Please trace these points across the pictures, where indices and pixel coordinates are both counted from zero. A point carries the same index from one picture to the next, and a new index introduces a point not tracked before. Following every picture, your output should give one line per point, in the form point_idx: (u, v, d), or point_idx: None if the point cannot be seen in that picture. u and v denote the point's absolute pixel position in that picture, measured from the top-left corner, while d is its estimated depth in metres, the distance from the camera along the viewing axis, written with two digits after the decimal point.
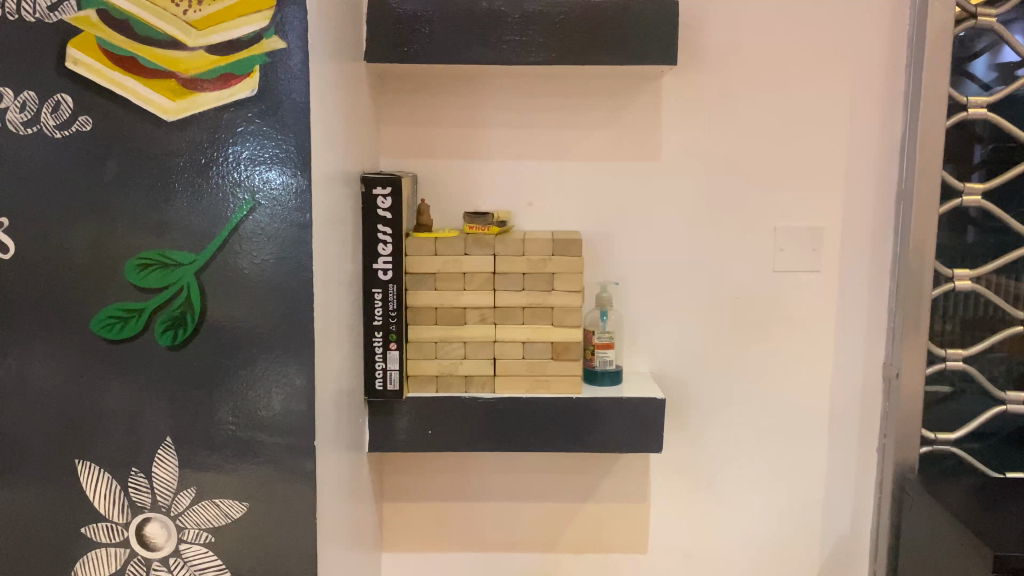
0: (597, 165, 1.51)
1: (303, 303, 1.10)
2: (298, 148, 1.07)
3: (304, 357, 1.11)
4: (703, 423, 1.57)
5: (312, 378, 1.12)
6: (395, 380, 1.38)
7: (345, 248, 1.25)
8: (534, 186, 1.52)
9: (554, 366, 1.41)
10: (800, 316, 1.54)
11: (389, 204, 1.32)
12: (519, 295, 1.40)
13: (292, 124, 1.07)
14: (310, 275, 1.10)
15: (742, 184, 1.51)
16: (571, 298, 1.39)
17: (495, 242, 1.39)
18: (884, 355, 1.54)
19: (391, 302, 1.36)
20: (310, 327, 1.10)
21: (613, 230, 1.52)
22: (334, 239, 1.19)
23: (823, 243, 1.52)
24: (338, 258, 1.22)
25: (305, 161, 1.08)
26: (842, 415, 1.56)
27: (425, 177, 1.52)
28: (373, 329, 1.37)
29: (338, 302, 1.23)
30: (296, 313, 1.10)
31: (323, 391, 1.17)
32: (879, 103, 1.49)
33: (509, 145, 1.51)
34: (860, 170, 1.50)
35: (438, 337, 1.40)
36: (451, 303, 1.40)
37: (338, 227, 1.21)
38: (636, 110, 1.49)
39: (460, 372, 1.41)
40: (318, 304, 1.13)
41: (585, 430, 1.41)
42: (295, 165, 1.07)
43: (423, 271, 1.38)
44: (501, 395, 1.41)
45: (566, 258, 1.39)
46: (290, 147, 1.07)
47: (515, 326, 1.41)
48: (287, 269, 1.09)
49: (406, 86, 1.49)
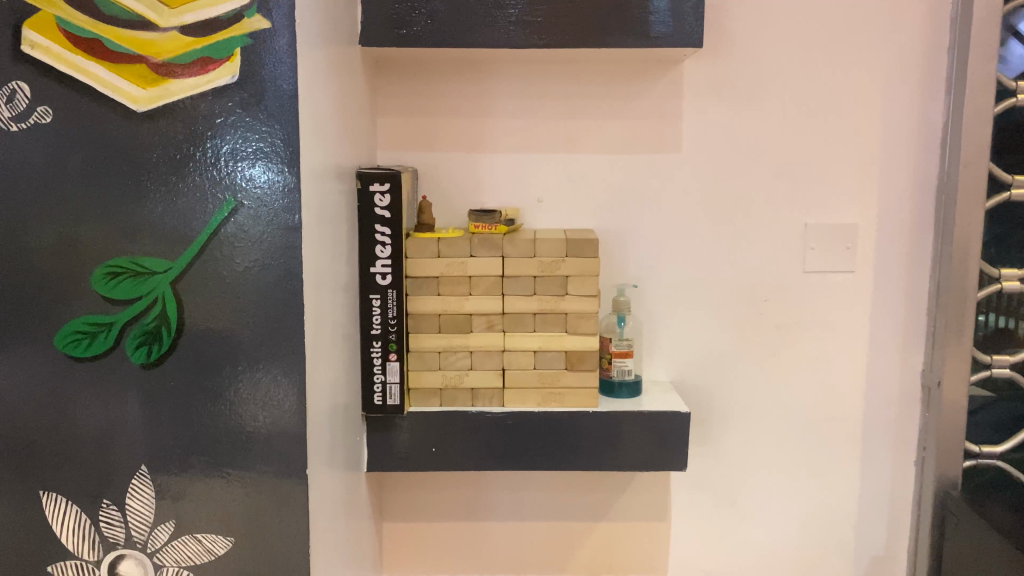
0: (613, 158, 1.39)
1: (292, 314, 0.98)
2: (286, 141, 0.95)
3: (294, 375, 0.99)
4: (727, 435, 1.46)
5: (305, 398, 1.01)
6: (395, 395, 1.26)
7: (339, 251, 1.13)
8: (544, 181, 1.40)
9: (568, 377, 1.30)
10: (833, 320, 1.42)
11: (388, 202, 1.21)
12: (529, 300, 1.28)
13: (278, 114, 0.95)
14: (299, 283, 0.98)
15: (770, 178, 1.39)
16: (586, 303, 1.27)
17: (503, 242, 1.27)
18: (923, 361, 1.43)
19: (391, 309, 1.24)
20: (300, 341, 0.99)
21: (630, 228, 1.40)
22: (328, 242, 1.08)
23: (858, 241, 1.40)
24: (331, 262, 1.09)
25: (293, 155, 0.96)
26: (877, 426, 1.45)
27: (426, 172, 1.40)
28: (370, 339, 1.25)
29: (331, 312, 1.11)
30: (285, 326, 0.98)
31: (316, 411, 1.06)
32: (919, 89, 1.37)
33: (517, 136, 1.39)
34: (897, 162, 1.38)
35: (442, 347, 1.29)
36: (455, 310, 1.28)
37: (331, 229, 1.09)
38: (655, 98, 1.37)
39: (466, 384, 1.30)
40: (309, 315, 1.01)
41: (603, 447, 1.30)
42: (281, 160, 0.95)
43: (424, 275, 1.27)
44: (511, 409, 1.30)
45: (580, 260, 1.26)
46: (276, 139, 0.95)
47: (525, 334, 1.29)
48: (273, 277, 0.97)
49: (404, 73, 1.37)
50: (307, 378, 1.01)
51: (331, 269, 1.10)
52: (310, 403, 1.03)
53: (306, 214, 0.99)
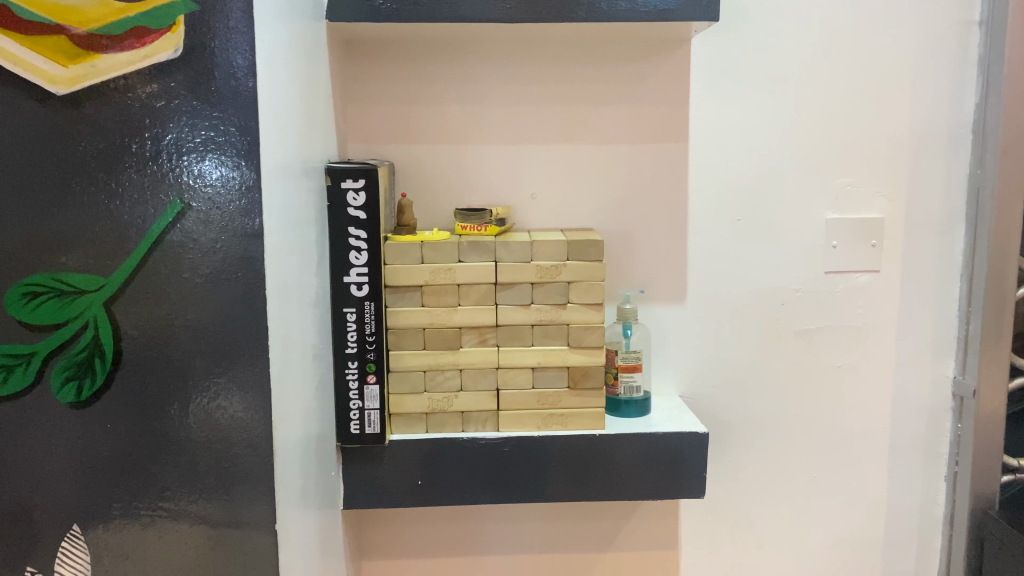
0: (614, 149, 1.24)
1: (253, 340, 0.81)
2: (242, 129, 0.78)
3: (257, 414, 0.83)
4: (744, 455, 1.32)
5: (272, 440, 0.84)
6: (375, 422, 1.11)
7: (308, 259, 0.97)
8: (537, 177, 1.25)
9: (571, 397, 1.15)
10: (857, 325, 1.29)
11: (363, 201, 1.05)
12: (527, 311, 1.13)
13: (231, 96, 0.78)
14: (262, 302, 0.81)
15: (787, 169, 1.25)
16: (590, 312, 1.13)
17: (495, 244, 1.11)
18: (954, 368, 1.30)
19: (368, 324, 1.09)
20: (263, 370, 0.82)
21: (634, 228, 1.26)
22: (296, 250, 0.92)
23: (884, 236, 1.27)
24: (299, 274, 0.93)
25: (250, 146, 0.78)
26: (906, 440, 1.32)
27: (404, 167, 1.24)
28: (345, 360, 1.09)
29: (300, 333, 0.94)
30: (245, 352, 0.81)
31: (286, 453, 0.89)
32: (949, 69, 1.24)
33: (507, 126, 1.23)
34: (925, 151, 1.26)
35: (428, 366, 1.13)
36: (442, 323, 1.12)
37: (298, 234, 0.93)
38: (661, 81, 1.23)
39: (456, 407, 1.14)
40: (275, 337, 0.84)
41: (611, 474, 1.15)
42: (236, 152, 0.78)
43: (407, 284, 1.11)
44: (508, 435, 1.15)
45: (583, 264, 1.11)
46: (230, 126, 0.78)
47: (523, 349, 1.14)
48: (231, 295, 0.80)
49: (377, 55, 1.21)
50: (274, 416, 0.84)
51: (299, 283, 0.93)
52: (280, 445, 0.86)
53: (269, 219, 0.82)
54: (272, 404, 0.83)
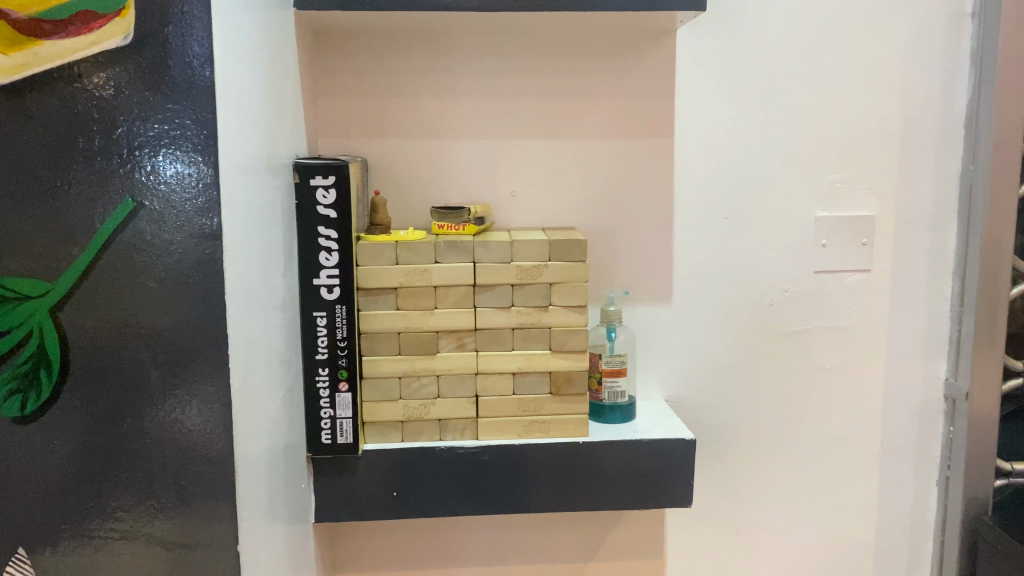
0: (597, 144, 1.20)
1: (214, 349, 0.75)
2: (199, 123, 0.72)
3: (220, 429, 0.76)
4: (731, 460, 1.28)
5: (236, 457, 0.78)
6: (347, 432, 1.05)
7: (274, 260, 0.91)
8: (517, 173, 1.20)
9: (554, 403, 1.10)
10: (847, 325, 1.25)
11: (333, 199, 1.00)
12: (507, 313, 1.08)
13: (187, 87, 0.71)
14: (224, 310, 0.75)
15: (776, 165, 1.21)
16: (572, 314, 1.08)
17: (474, 244, 1.06)
18: (946, 370, 1.27)
19: (340, 329, 1.03)
20: (225, 383, 0.76)
21: (618, 226, 1.21)
22: (262, 251, 0.86)
23: (874, 234, 1.23)
24: (264, 277, 0.87)
25: (208, 141, 0.72)
26: (897, 443, 1.29)
27: (378, 163, 1.18)
28: (315, 367, 1.04)
29: (267, 341, 0.88)
30: (204, 363, 0.75)
31: (252, 471, 0.82)
32: (941, 62, 1.20)
33: (485, 120, 1.18)
34: (917, 146, 1.22)
35: (403, 372, 1.08)
36: (418, 327, 1.07)
37: (263, 235, 0.87)
38: (645, 73, 1.18)
39: (433, 414, 1.09)
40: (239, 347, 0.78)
41: (595, 483, 1.11)
42: (193, 148, 0.72)
43: (381, 286, 1.06)
44: (487, 443, 1.09)
45: (566, 264, 1.07)
46: (186, 119, 0.72)
47: (503, 354, 1.08)
48: (189, 301, 0.74)
49: (348, 45, 1.16)
50: (239, 431, 0.78)
51: (264, 286, 0.87)
52: (245, 462, 0.79)
53: (232, 219, 0.75)
54: (236, 419, 0.77)
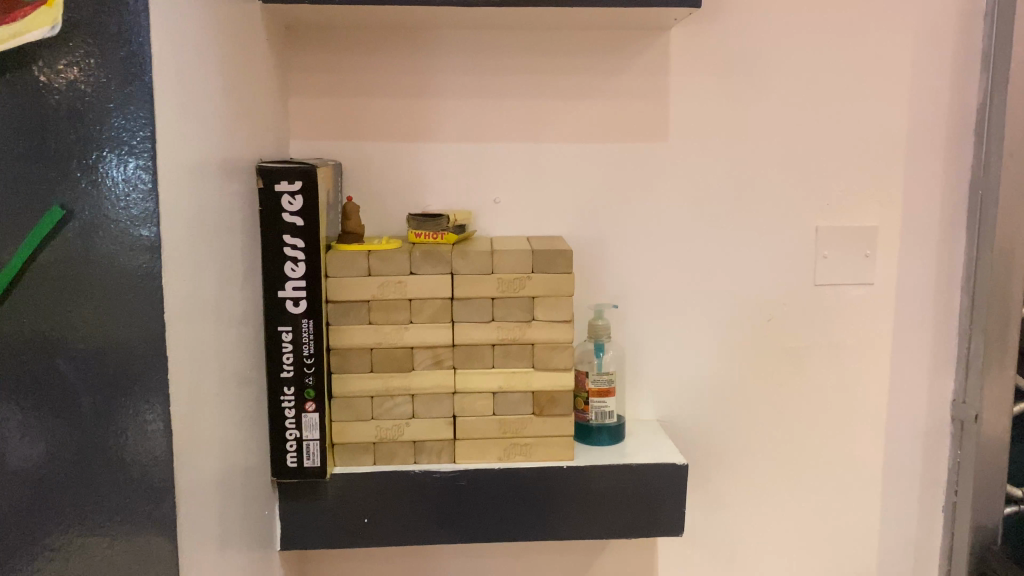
0: (585, 148, 1.13)
1: (150, 374, 0.66)
2: (131, 119, 0.63)
3: (154, 465, 0.67)
4: (727, 484, 1.21)
5: (174, 497, 0.68)
6: (314, 455, 0.99)
7: (229, 271, 0.83)
8: (500, 178, 1.13)
9: (536, 425, 1.03)
10: (849, 341, 1.19)
11: (299, 206, 0.93)
12: (486, 329, 1.01)
13: (120, 78, 0.62)
14: (161, 330, 0.66)
15: (774, 171, 1.15)
16: (557, 330, 1.01)
17: (451, 254, 0.99)
18: (953, 389, 1.20)
19: (306, 345, 0.96)
20: (164, 412, 0.67)
21: (607, 235, 1.14)
22: (213, 263, 0.78)
23: (878, 246, 1.17)
24: (218, 291, 0.80)
25: (142, 140, 0.63)
26: (901, 467, 1.22)
27: (352, 167, 1.12)
28: (281, 385, 0.97)
29: (219, 362, 0.80)
30: (140, 390, 0.66)
31: (198, 507, 0.73)
32: (950, 63, 1.14)
33: (466, 122, 1.11)
34: (924, 152, 1.15)
35: (375, 391, 1.01)
36: (392, 342, 1.00)
37: (214, 245, 0.79)
38: (637, 74, 1.11)
39: (407, 436, 1.02)
40: (183, 371, 0.70)
41: (581, 509, 1.04)
42: (126, 147, 0.63)
43: (352, 298, 0.99)
44: (465, 467, 1.03)
45: (550, 276, 1.00)
46: (118, 115, 0.63)
47: (482, 372, 1.02)
48: (121, 319, 0.65)
49: (321, 41, 1.09)
50: (178, 466, 0.69)
51: (218, 301, 0.80)
52: (185, 501, 0.70)
53: (171, 227, 0.67)
54: (175, 452, 0.68)
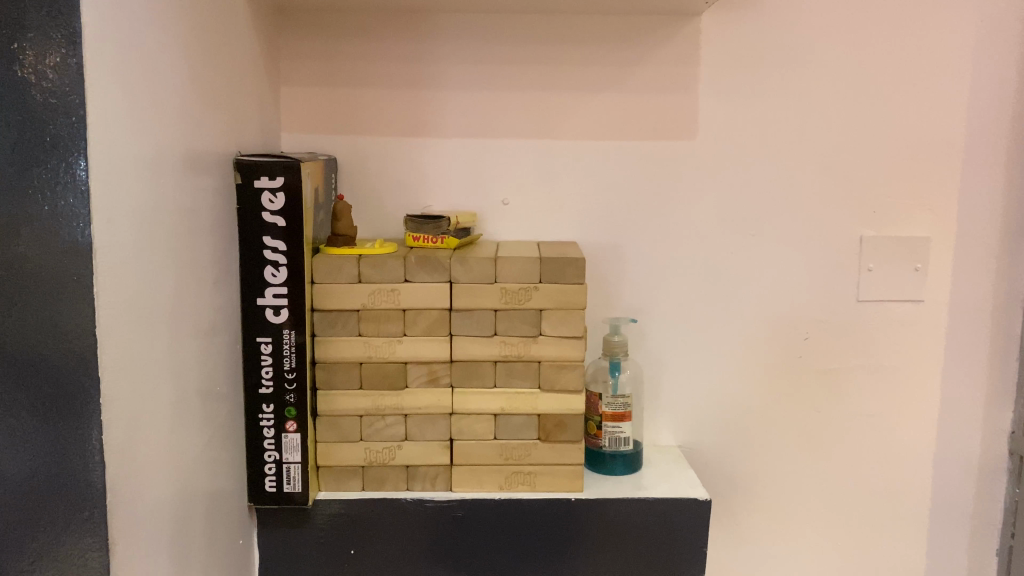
0: (602, 146, 1.02)
1: (72, 396, 0.57)
2: (56, 96, 0.54)
3: (79, 503, 0.58)
4: (754, 519, 1.09)
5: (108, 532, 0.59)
6: (294, 479, 0.90)
7: (194, 275, 0.74)
8: (509, 177, 1.03)
9: (541, 452, 0.93)
10: (894, 364, 1.07)
11: (280, 204, 0.84)
12: (488, 344, 0.91)
13: (41, 48, 0.53)
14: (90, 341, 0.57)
15: (813, 174, 1.03)
16: (566, 346, 0.91)
17: (450, 261, 0.90)
18: (1012, 420, 1.08)
19: (287, 358, 0.87)
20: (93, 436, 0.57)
21: (625, 241, 1.04)
22: (170, 267, 0.69)
23: (929, 259, 1.05)
24: (177, 299, 0.71)
25: (70, 121, 0.54)
26: (949, 505, 1.10)
27: (348, 163, 1.02)
28: (258, 403, 0.88)
29: (174, 379, 0.70)
30: (66, 408, 0.57)
31: (143, 545, 0.64)
32: (1015, 56, 1.01)
33: (473, 116, 1.02)
34: (984, 156, 1.03)
35: (364, 409, 0.92)
36: (383, 357, 0.91)
37: (171, 247, 0.69)
38: (661, 64, 1.01)
39: (398, 460, 0.93)
40: (123, 392, 0.60)
41: (592, 546, 0.94)
42: (49, 129, 0.54)
43: (340, 308, 0.90)
44: (461, 497, 0.93)
45: (558, 287, 0.90)
46: (40, 91, 0.54)
47: (483, 392, 0.92)
48: (44, 331, 0.56)
49: (316, 25, 1.00)
50: (110, 502, 0.59)
51: (178, 310, 0.71)
52: (122, 543, 0.61)
53: (104, 226, 0.57)
54: (107, 487, 0.59)
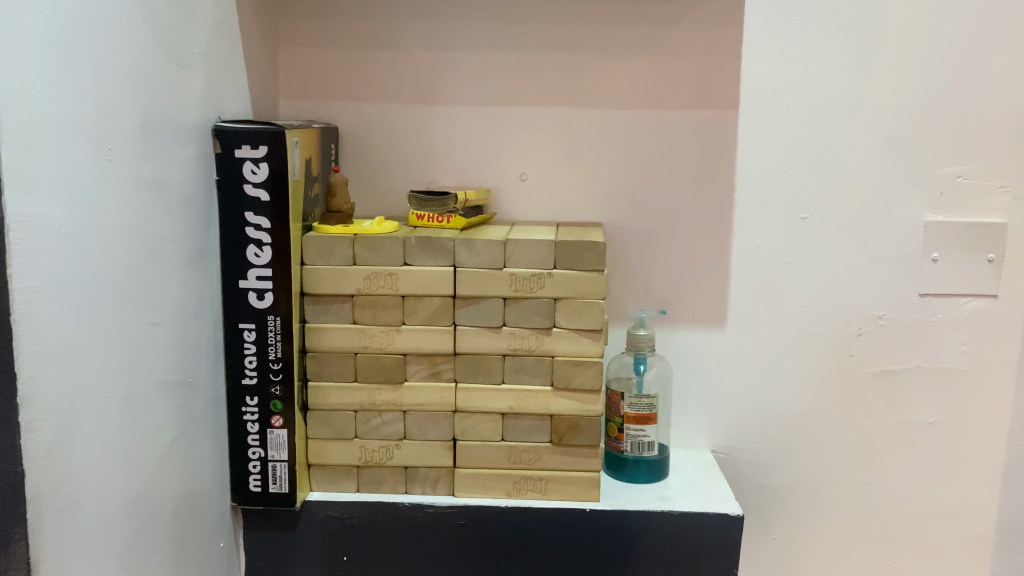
0: (631, 116, 0.92)
1: None
2: None
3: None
4: (795, 535, 0.99)
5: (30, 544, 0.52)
6: (280, 479, 0.82)
7: (154, 254, 0.67)
8: (527, 151, 0.93)
9: (554, 457, 0.83)
10: (957, 367, 0.94)
11: (264, 176, 0.76)
12: (495, 336, 0.82)
13: None
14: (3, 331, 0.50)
15: (872, 150, 0.91)
16: (583, 341, 0.81)
17: (455, 242, 0.80)
18: None
19: (272, 347, 0.79)
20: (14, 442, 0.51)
21: (657, 223, 0.93)
22: (120, 248, 0.61)
23: (1005, 249, 0.92)
24: (129, 284, 0.63)
25: None
26: (1018, 527, 0.97)
27: (351, 134, 0.94)
28: (242, 395, 0.80)
29: (124, 375, 0.63)
30: None
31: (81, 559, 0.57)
32: None
33: (487, 81, 0.92)
34: None
35: (359, 404, 0.83)
36: (379, 348, 0.82)
37: (123, 226, 0.62)
38: (699, 24, 0.90)
39: (396, 461, 0.84)
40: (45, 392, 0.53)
41: (609, 563, 0.84)
42: None
43: (332, 293, 0.81)
44: (464, 503, 0.84)
45: (575, 274, 0.80)
46: None
47: (489, 390, 0.82)
48: None
49: None
50: (34, 516, 0.53)
51: (130, 297, 0.63)
52: (53, 560, 0.54)
53: (19, 198, 0.50)
54: (29, 495, 0.52)
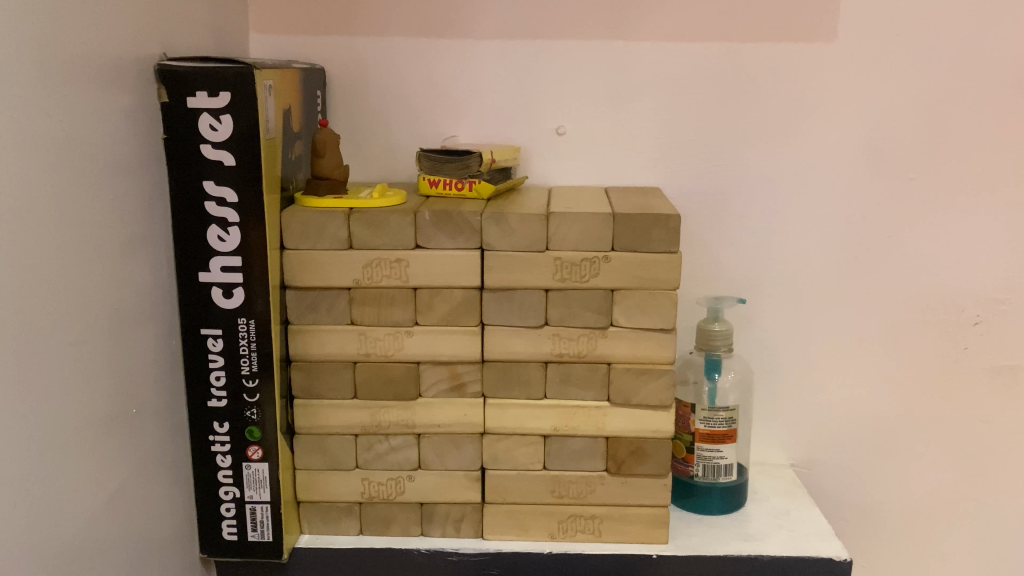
0: (699, 53, 0.72)
1: None
2: None
3: None
4: (889, 560, 0.82)
5: None
6: (261, 527, 0.64)
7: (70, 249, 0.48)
8: (567, 98, 0.74)
9: (609, 489, 0.65)
10: None
11: (227, 132, 0.57)
12: (535, 338, 0.63)
13: None
14: None
15: (1001, 91, 0.72)
16: (648, 343, 0.63)
17: (482, 217, 0.61)
18: None
19: (245, 359, 0.61)
20: None
21: (728, 187, 0.74)
22: (5, 243, 0.42)
23: None
24: (26, 293, 0.44)
25: None
26: None
27: (344, 79, 0.74)
28: (208, 421, 0.62)
29: (26, 422, 0.44)
30: None
31: None
32: None
33: (513, 8, 0.72)
34: None
35: (360, 427, 0.65)
36: (385, 356, 0.64)
37: (8, 209, 0.43)
38: None
39: (409, 496, 0.66)
40: None
41: None
42: None
43: (323, 286, 0.62)
44: (496, 549, 0.66)
45: (639, 257, 0.61)
46: None
47: (527, 406, 0.64)
48: None
49: None
50: None
51: (28, 310, 0.44)
52: None
53: None
54: None
